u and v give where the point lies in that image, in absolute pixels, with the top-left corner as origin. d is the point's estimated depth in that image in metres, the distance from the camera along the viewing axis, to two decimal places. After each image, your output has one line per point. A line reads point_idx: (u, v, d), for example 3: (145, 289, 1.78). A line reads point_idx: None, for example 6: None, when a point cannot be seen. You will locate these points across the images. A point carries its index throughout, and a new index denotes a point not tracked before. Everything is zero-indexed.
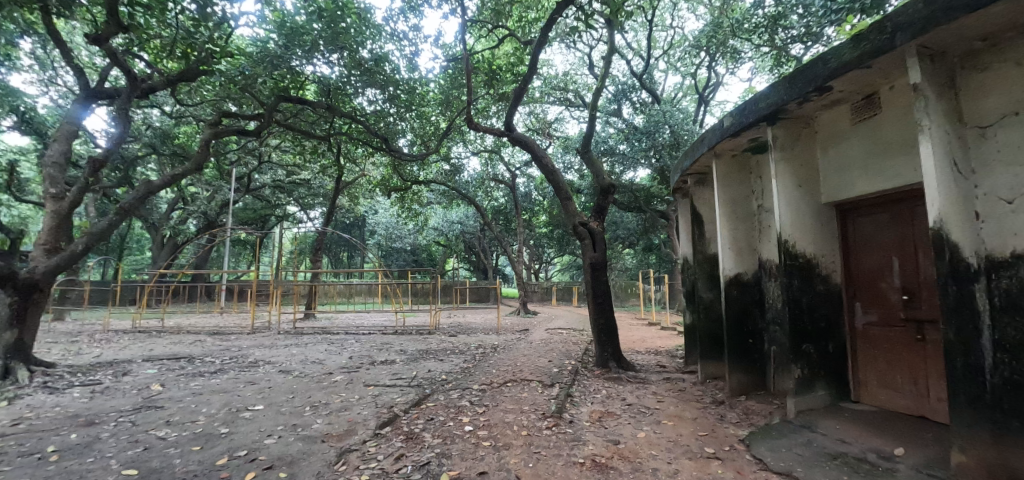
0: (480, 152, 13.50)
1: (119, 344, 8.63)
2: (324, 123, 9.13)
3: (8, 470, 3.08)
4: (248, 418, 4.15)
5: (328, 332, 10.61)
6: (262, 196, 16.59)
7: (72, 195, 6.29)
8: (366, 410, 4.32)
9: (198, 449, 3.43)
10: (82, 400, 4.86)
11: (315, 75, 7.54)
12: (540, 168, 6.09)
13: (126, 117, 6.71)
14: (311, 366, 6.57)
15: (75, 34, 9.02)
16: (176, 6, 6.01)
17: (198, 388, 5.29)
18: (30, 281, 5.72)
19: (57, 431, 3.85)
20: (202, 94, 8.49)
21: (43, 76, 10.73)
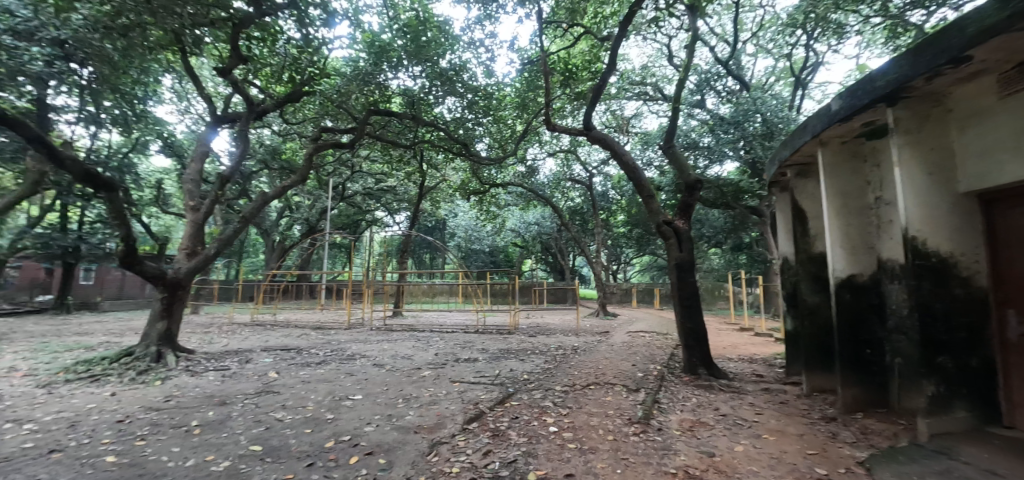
0: (556, 153, 13.49)
1: (241, 336, 9.76)
2: (409, 133, 9.66)
3: (164, 438, 3.62)
4: (349, 406, 4.50)
5: (415, 329, 11.16)
6: (355, 202, 17.92)
7: (205, 205, 7.24)
8: (454, 405, 4.49)
9: (309, 431, 3.78)
10: (215, 382, 5.58)
11: (401, 87, 8.02)
12: (621, 165, 5.92)
13: (245, 138, 7.61)
14: (401, 361, 6.95)
15: (204, 68, 10.42)
16: (284, 34, 6.69)
17: (306, 376, 5.84)
18: (174, 280, 6.65)
19: (198, 408, 4.46)
20: (304, 113, 9.39)
21: (180, 105, 12.51)
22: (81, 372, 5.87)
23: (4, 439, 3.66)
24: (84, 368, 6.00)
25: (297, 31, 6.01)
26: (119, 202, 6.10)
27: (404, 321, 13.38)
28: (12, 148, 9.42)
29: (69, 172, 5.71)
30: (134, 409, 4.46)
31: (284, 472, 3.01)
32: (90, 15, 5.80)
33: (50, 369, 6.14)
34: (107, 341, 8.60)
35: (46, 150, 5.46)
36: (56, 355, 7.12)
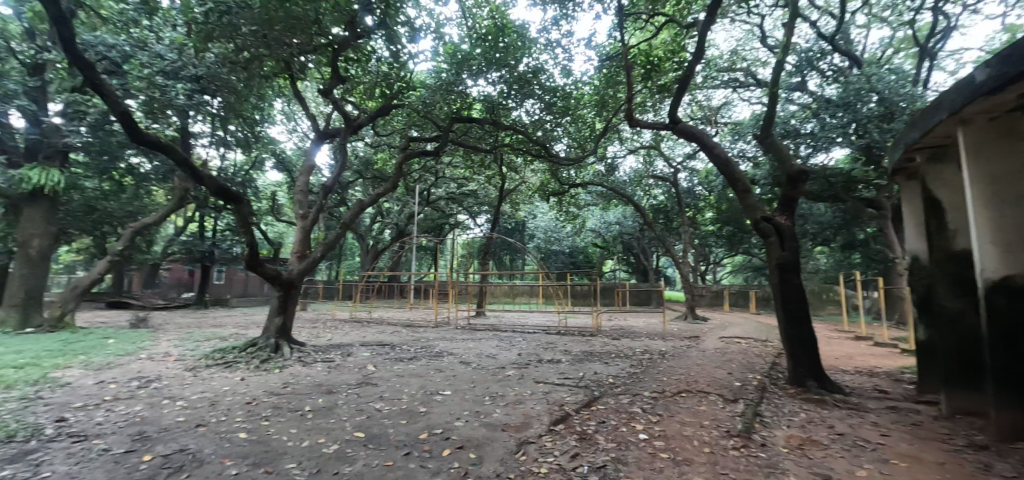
0: (638, 149, 13.08)
1: (342, 331, 10.64)
2: (490, 138, 9.91)
3: (284, 421, 4.06)
4: (440, 400, 4.71)
5: (498, 329, 11.39)
6: (439, 207, 18.74)
7: (312, 213, 8.00)
8: (540, 405, 4.52)
9: (406, 422, 4.02)
10: (323, 373, 6.14)
11: (482, 94, 8.25)
12: (712, 159, 5.58)
13: (344, 152, 8.28)
14: (485, 360, 7.15)
15: (309, 90, 11.53)
16: (376, 53, 7.22)
17: (400, 371, 6.22)
18: (288, 280, 7.41)
19: (310, 395, 4.94)
20: (393, 125, 10.03)
21: (289, 125, 13.94)
22: (217, 359, 6.77)
23: (163, 413, 4.34)
24: (220, 355, 6.92)
25: (387, 48, 6.42)
26: (245, 210, 6.96)
27: (487, 321, 13.71)
28: (162, 169, 11.14)
29: (206, 188, 6.64)
30: (259, 392, 5.06)
31: (384, 459, 3.23)
32: (219, 53, 6.68)
33: (194, 356, 7.16)
34: (235, 332, 9.84)
35: (189, 169, 6.39)
36: (198, 344, 8.29)
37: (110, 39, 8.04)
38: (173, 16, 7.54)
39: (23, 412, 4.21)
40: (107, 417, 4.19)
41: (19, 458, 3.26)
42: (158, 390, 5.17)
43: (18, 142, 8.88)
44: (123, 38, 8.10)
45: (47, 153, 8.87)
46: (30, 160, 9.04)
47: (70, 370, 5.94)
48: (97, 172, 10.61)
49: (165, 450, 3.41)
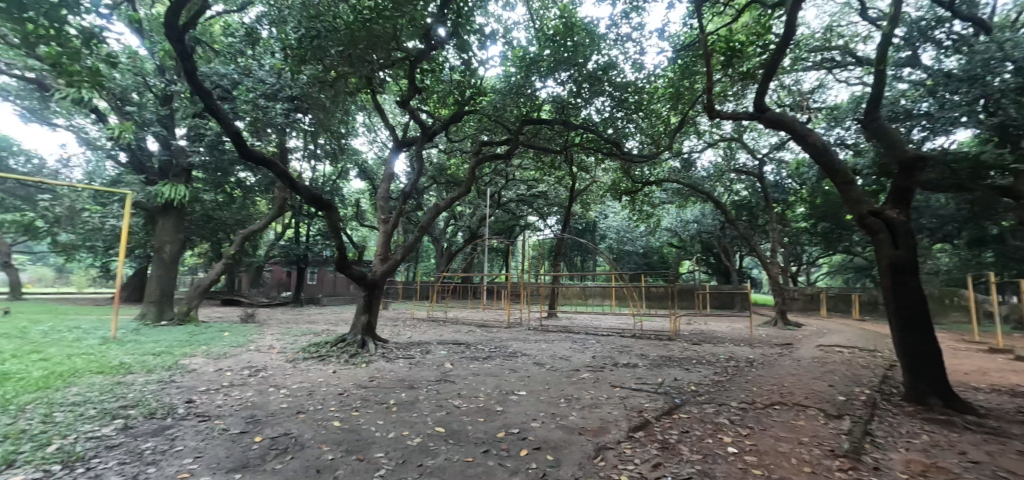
0: (717, 143, 12.36)
1: (420, 329, 11.10)
2: (560, 138, 9.84)
3: (372, 412, 4.32)
4: (515, 400, 4.76)
5: (571, 331, 11.29)
6: (510, 209, 18.96)
7: (392, 218, 8.44)
8: (617, 410, 4.41)
9: (483, 420, 4.10)
10: (404, 369, 6.45)
11: (551, 95, 8.21)
12: (806, 148, 5.12)
13: (420, 159, 8.64)
14: (559, 362, 7.09)
15: (387, 102, 12.20)
16: (448, 62, 7.46)
17: (476, 370, 6.37)
18: (372, 280, 7.88)
19: (394, 389, 5.21)
20: (465, 130, 10.31)
21: (371, 135, 14.85)
22: (312, 352, 7.37)
23: (269, 399, 4.80)
24: (314, 349, 7.52)
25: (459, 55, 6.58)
26: (334, 216, 7.53)
27: (560, 322, 13.62)
28: (264, 181, 12.33)
29: (302, 197, 7.26)
30: (348, 385, 5.43)
31: (464, 454, 3.32)
32: (310, 74, 7.30)
33: (293, 349, 7.85)
34: (326, 329, 10.64)
35: (288, 180, 7.02)
36: (296, 338, 9.07)
37: (221, 68, 9.06)
38: (271, 43, 8.34)
39: (160, 393, 4.86)
40: (225, 400, 4.72)
41: (158, 432, 3.76)
42: (264, 379, 5.73)
43: (153, 162, 10.29)
44: (231, 67, 9.09)
45: (174, 170, 10.19)
46: (162, 177, 10.43)
47: (195, 358, 6.78)
48: (212, 186, 12.00)
49: (272, 433, 3.77)
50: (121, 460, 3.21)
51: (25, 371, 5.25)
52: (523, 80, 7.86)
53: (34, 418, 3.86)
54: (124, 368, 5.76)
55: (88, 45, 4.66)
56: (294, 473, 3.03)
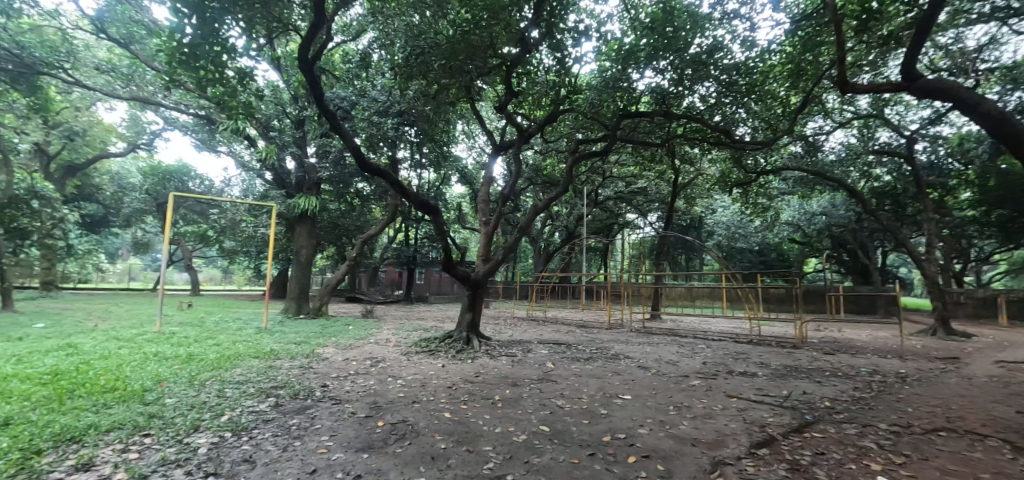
0: (848, 122, 10.89)
1: (521, 328, 11.30)
2: (662, 131, 9.32)
3: (478, 407, 4.47)
4: (620, 404, 4.61)
5: (677, 334, 10.69)
6: (608, 207, 18.52)
7: (493, 220, 8.68)
8: (735, 423, 4.06)
9: (588, 422, 4.03)
10: (508, 366, 6.60)
11: (650, 86, 7.79)
12: (977, 118, 4.23)
13: (518, 161, 8.74)
14: (666, 366, 6.74)
15: (485, 107, 12.61)
16: (542, 63, 7.48)
17: (578, 370, 6.31)
18: (476, 280, 8.19)
19: (499, 385, 5.35)
20: (561, 129, 10.25)
21: (471, 141, 15.47)
22: (423, 346, 7.88)
23: (388, 388, 5.22)
24: (425, 343, 8.03)
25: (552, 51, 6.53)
26: (440, 220, 7.97)
27: (664, 324, 12.99)
28: (378, 190, 13.46)
29: (412, 202, 7.78)
30: (456, 379, 5.70)
31: (570, 455, 3.30)
32: (416, 89, 7.80)
33: (406, 343, 8.46)
34: (435, 325, 11.30)
35: (399, 188, 7.58)
36: (409, 333, 9.77)
37: (341, 92, 10.08)
38: (381, 64, 9.08)
39: (301, 377, 5.54)
40: (352, 387, 5.24)
41: (301, 411, 4.29)
42: (384, 369, 6.25)
43: (290, 178, 11.80)
44: (350, 90, 10.07)
45: (307, 184, 11.57)
46: (297, 190, 11.91)
47: (327, 348, 7.62)
48: (336, 197, 13.41)
49: (392, 419, 4.08)
50: (274, 432, 3.72)
51: (204, 353, 6.34)
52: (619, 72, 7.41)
53: (212, 392, 4.63)
54: (274, 354, 6.69)
55: (243, 84, 5.48)
56: (411, 458, 3.24)
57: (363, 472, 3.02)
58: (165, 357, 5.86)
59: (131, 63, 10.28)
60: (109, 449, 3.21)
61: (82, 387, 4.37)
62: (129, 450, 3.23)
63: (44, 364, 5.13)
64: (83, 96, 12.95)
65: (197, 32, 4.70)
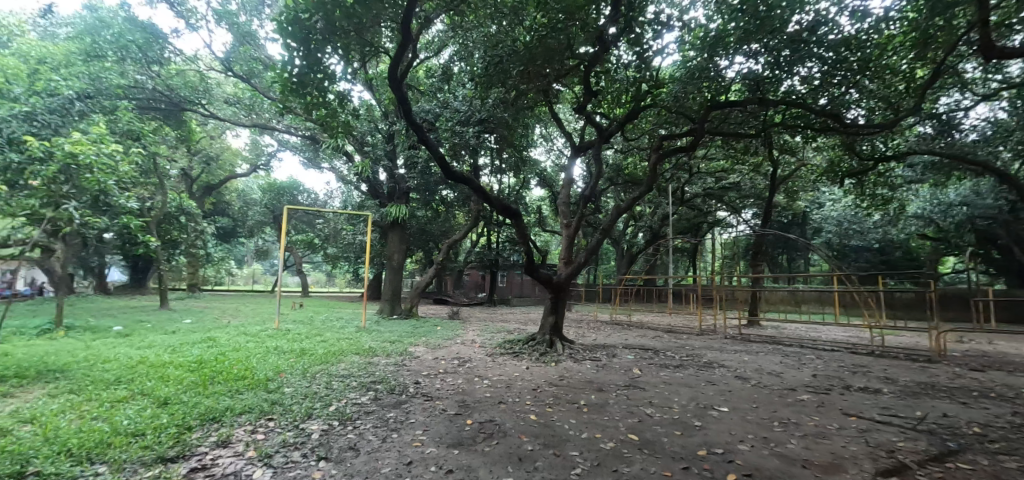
0: (994, 94, 9.31)
1: (605, 332, 11.08)
2: (756, 121, 8.62)
3: (564, 411, 4.45)
4: (716, 417, 4.35)
5: (780, 342, 9.81)
6: (696, 205, 17.54)
7: (574, 222, 8.59)
8: (855, 446, 3.64)
9: (680, 434, 3.85)
10: (593, 370, 6.51)
11: (742, 73, 7.21)
12: None
13: (599, 160, 8.52)
14: (768, 378, 6.20)
15: (564, 110, 12.60)
16: (621, 59, 7.26)
17: (668, 378, 6.05)
18: (558, 283, 8.15)
19: (584, 390, 5.29)
20: (643, 126, 9.91)
21: (550, 144, 15.52)
22: (507, 348, 8.02)
23: (475, 388, 5.39)
24: (509, 345, 8.17)
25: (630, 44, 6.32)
26: (522, 224, 8.06)
27: (764, 331, 11.96)
28: (461, 196, 13.99)
29: (494, 207, 7.95)
30: (541, 382, 5.72)
31: (662, 467, 3.17)
32: (495, 97, 7.98)
33: (491, 344, 8.69)
34: (518, 327, 11.45)
35: (481, 193, 7.80)
36: (493, 335, 10.01)
37: (427, 105, 10.60)
38: (462, 75, 9.43)
39: (396, 373, 5.92)
40: (442, 385, 5.48)
41: (397, 405, 4.58)
42: (470, 369, 6.46)
43: (382, 188, 12.64)
44: (434, 102, 10.57)
45: (397, 193, 12.35)
46: (389, 199, 12.73)
47: (418, 347, 8.06)
48: (423, 205, 14.13)
49: (480, 418, 4.22)
50: (374, 424, 4.01)
51: (313, 348, 7.02)
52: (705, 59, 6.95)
53: (322, 383, 5.12)
54: (372, 351, 7.22)
55: (343, 105, 6.01)
56: (499, 457, 3.32)
57: (454, 468, 3.14)
58: (282, 351, 6.59)
59: (251, 94, 11.71)
60: (242, 430, 3.67)
61: (219, 374, 5.06)
62: (257, 431, 3.66)
63: (191, 353, 6.02)
64: (216, 126, 15.01)
65: (303, 65, 5.25)
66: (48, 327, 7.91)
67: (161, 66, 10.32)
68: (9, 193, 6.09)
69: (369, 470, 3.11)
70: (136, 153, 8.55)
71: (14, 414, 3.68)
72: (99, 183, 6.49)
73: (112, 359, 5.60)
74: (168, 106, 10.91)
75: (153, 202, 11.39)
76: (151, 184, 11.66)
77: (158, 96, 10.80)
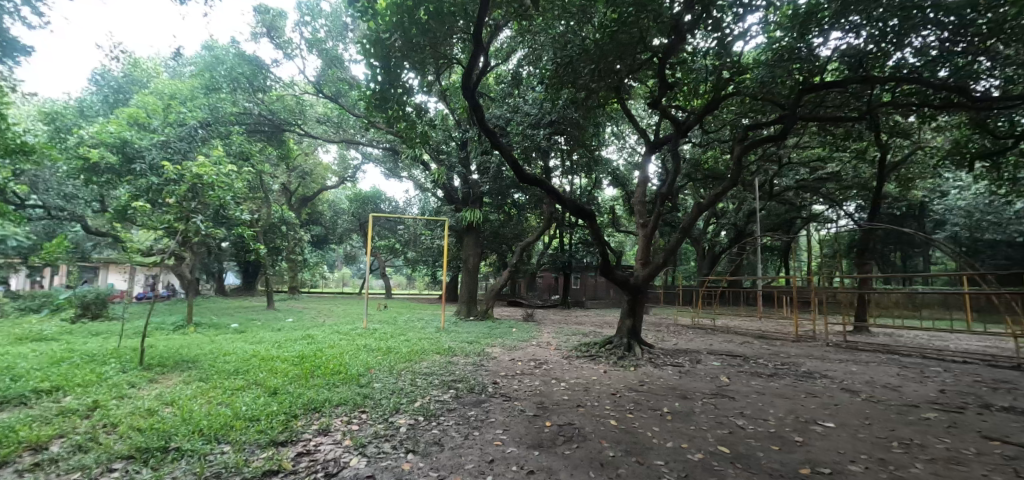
0: None
1: (687, 337, 10.57)
2: (858, 102, 7.75)
3: (646, 417, 4.32)
4: (820, 433, 3.98)
5: (895, 352, 8.75)
6: (787, 199, 16.18)
7: (650, 221, 8.27)
8: (997, 476, 3.16)
9: (778, 449, 3.58)
10: (676, 376, 6.25)
11: (839, 49, 6.54)
12: None
13: (676, 155, 8.11)
14: (882, 392, 5.56)
15: (638, 106, 12.24)
16: (698, 47, 6.92)
17: (761, 388, 5.65)
18: (635, 284, 7.92)
19: (668, 397, 5.09)
20: (725, 117, 9.31)
21: (623, 142, 15.16)
22: (583, 351, 7.93)
23: (554, 390, 5.38)
24: (585, 348, 8.08)
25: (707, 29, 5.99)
26: (596, 225, 7.91)
27: (873, 339, 10.73)
28: (533, 199, 14.09)
29: (566, 207, 7.88)
30: (621, 386, 5.59)
31: None
32: (565, 98, 7.91)
33: (567, 347, 8.64)
34: (593, 330, 11.30)
35: (554, 195, 7.78)
36: (567, 338, 9.95)
37: (497, 111, 10.79)
38: (531, 79, 9.50)
39: (475, 373, 6.09)
40: (520, 386, 5.55)
41: (477, 404, 4.71)
42: (547, 371, 6.47)
43: (457, 193, 13.04)
44: (504, 108, 10.71)
45: (471, 197, 12.67)
46: (464, 204, 13.11)
47: (495, 348, 8.23)
48: (496, 209, 14.38)
49: (559, 420, 4.21)
50: (456, 421, 4.16)
51: (398, 346, 7.44)
52: (794, 37, 6.35)
53: (407, 380, 5.41)
54: (451, 350, 7.50)
55: (419, 117, 6.31)
56: (580, 462, 3.29)
57: (536, 469, 3.17)
58: (371, 349, 7.06)
59: (338, 113, 12.60)
60: (339, 420, 3.98)
61: (319, 368, 5.52)
62: (352, 423, 3.95)
63: (293, 349, 6.65)
64: (309, 144, 16.38)
65: (383, 81, 5.60)
66: (181, 323, 9.15)
67: (264, 93, 11.45)
68: (151, 210, 7.15)
69: (454, 465, 3.23)
70: (247, 172, 9.67)
71: (158, 397, 4.28)
72: (218, 199, 7.40)
73: (231, 352, 6.33)
74: (270, 128, 12.18)
75: (259, 215, 12.70)
76: (257, 198, 13.03)
77: (262, 120, 12.03)
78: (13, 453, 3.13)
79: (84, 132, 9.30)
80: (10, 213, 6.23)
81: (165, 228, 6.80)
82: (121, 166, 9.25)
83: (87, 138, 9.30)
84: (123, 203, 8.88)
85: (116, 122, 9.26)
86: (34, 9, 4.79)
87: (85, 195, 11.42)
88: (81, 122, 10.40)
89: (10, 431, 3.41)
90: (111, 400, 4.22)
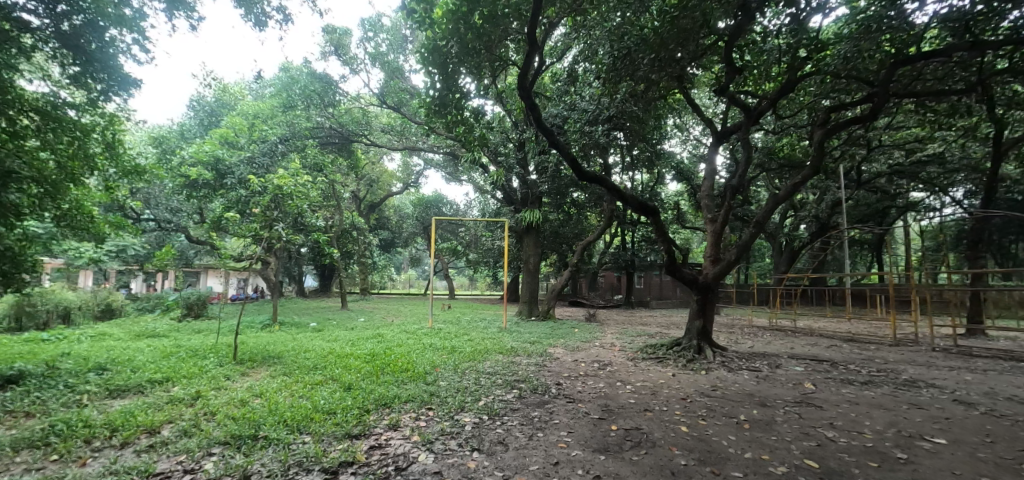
0: None
1: (764, 339, 9.90)
2: (965, 72, 6.82)
3: (721, 425, 4.06)
4: (929, 450, 3.54)
5: (1019, 358, 7.66)
6: (877, 187, 14.65)
7: (719, 217, 7.80)
8: None
9: (877, 466, 3.23)
10: (753, 382, 5.84)
11: (939, 14, 5.81)
12: None
13: (748, 144, 7.56)
14: (1007, 406, 4.84)
15: (703, 96, 11.69)
16: (768, 26, 6.45)
17: (854, 397, 5.14)
18: (705, 284, 7.50)
19: (743, 404, 4.77)
20: (802, 98, 8.59)
21: (687, 134, 14.52)
22: (649, 353, 7.67)
23: (619, 393, 5.23)
24: (652, 350, 7.80)
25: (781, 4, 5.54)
26: (660, 222, 7.57)
27: (991, 343, 9.47)
28: (593, 197, 13.84)
29: (629, 204, 7.61)
30: (691, 391, 5.32)
31: None
32: (623, 92, 7.65)
33: (632, 348, 8.37)
34: (660, 331, 10.90)
35: (615, 193, 7.54)
36: (632, 339, 9.68)
37: (554, 110, 10.72)
38: (587, 75, 9.36)
39: (538, 373, 6.06)
40: (584, 387, 5.44)
41: (541, 404, 4.68)
42: (612, 373, 6.31)
43: (516, 194, 13.03)
44: (561, 106, 10.60)
45: (530, 198, 12.63)
46: (523, 204, 13.11)
47: (558, 349, 8.14)
48: (556, 208, 14.28)
49: (625, 425, 4.07)
50: (521, 421, 4.15)
51: (462, 346, 7.54)
52: (884, 4, 5.63)
53: (471, 379, 5.48)
54: (514, 350, 7.51)
55: (477, 120, 6.39)
56: (650, 469, 3.15)
57: (602, 474, 3.09)
58: (436, 348, 7.21)
59: (401, 122, 13.03)
60: (407, 416, 4.10)
61: (388, 366, 5.74)
62: (419, 419, 4.06)
63: (365, 347, 6.97)
64: (376, 152, 17.19)
65: (441, 88, 5.75)
66: (267, 322, 9.86)
67: (333, 107, 12.07)
68: (240, 220, 7.81)
69: (518, 465, 3.21)
70: (321, 181, 10.33)
71: (249, 389, 4.65)
72: (296, 208, 7.92)
73: (311, 350, 6.74)
74: (340, 140, 12.88)
75: (333, 221, 13.42)
76: (331, 205, 13.86)
77: (333, 133, 12.72)
78: (132, 435, 3.52)
79: (185, 153, 10.34)
80: (128, 225, 7.03)
81: (252, 236, 7.43)
82: (215, 182, 10.27)
83: (187, 157, 10.36)
84: (217, 213, 9.81)
85: (210, 142, 10.27)
86: (143, 47, 5.40)
87: (187, 208, 12.71)
88: (182, 143, 11.63)
89: (130, 415, 3.85)
90: (211, 391, 4.65)
